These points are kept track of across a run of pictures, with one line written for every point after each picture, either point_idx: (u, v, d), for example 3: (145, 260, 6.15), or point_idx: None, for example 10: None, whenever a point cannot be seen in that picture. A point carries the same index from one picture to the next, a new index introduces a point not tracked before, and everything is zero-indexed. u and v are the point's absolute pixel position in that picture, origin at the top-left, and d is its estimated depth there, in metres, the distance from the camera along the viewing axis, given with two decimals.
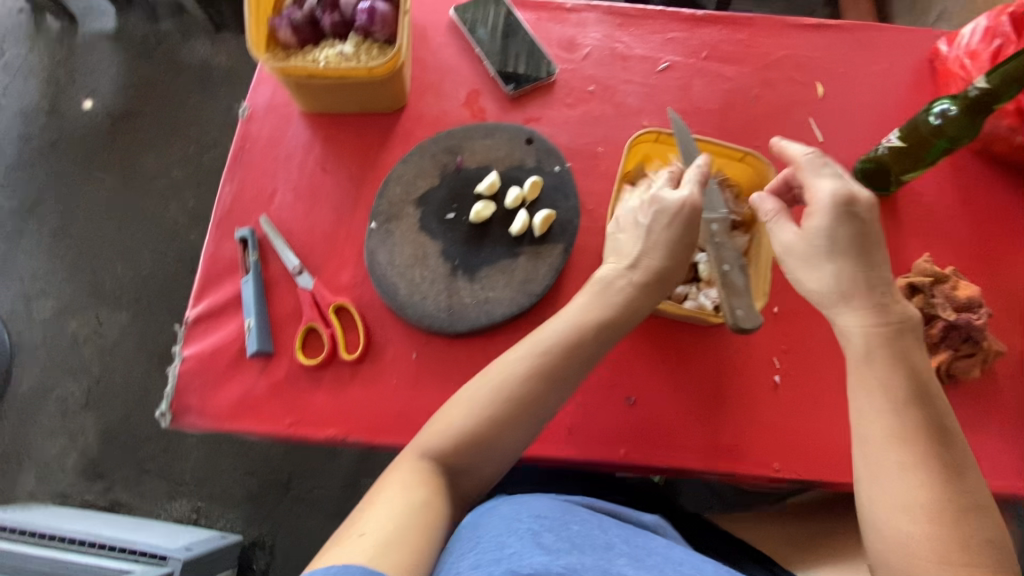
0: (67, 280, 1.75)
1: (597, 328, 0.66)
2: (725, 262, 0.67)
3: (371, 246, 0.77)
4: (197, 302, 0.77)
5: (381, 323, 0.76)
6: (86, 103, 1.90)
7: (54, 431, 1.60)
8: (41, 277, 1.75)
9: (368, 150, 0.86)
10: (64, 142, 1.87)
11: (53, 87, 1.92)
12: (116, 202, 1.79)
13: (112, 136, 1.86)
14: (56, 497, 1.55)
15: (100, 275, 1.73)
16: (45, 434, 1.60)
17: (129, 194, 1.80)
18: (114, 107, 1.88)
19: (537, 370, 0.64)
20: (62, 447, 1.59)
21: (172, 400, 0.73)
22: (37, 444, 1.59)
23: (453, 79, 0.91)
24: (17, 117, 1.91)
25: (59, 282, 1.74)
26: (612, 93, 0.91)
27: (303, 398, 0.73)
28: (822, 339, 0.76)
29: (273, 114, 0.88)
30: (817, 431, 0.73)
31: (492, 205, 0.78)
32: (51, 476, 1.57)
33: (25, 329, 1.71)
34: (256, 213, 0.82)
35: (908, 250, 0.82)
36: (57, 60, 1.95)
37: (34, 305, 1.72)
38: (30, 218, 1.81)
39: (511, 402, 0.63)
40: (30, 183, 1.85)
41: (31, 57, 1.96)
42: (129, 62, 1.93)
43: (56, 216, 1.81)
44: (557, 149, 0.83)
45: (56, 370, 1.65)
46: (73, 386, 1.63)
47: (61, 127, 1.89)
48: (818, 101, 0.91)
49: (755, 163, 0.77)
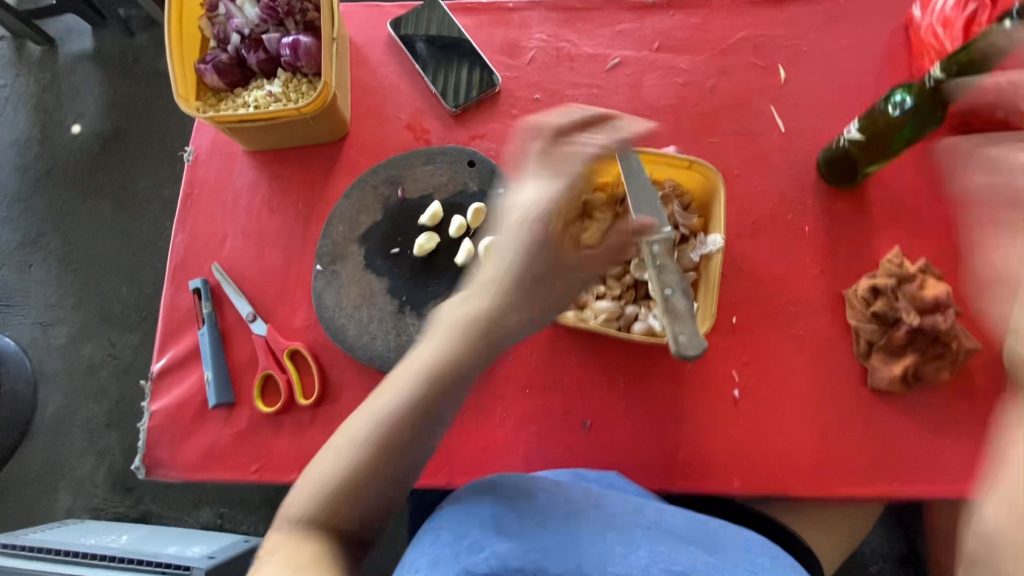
0: (77, 305, 1.68)
1: (468, 345, 0.56)
2: (667, 286, 0.65)
3: (317, 289, 0.77)
4: (159, 357, 0.79)
5: (336, 365, 0.77)
6: (75, 128, 1.81)
7: (82, 451, 1.58)
8: (55, 304, 1.70)
9: (311, 185, 0.85)
10: (59, 170, 1.79)
11: (41, 115, 1.84)
12: (117, 225, 1.73)
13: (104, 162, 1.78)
14: (90, 512, 1.55)
15: (107, 296, 1.68)
16: (75, 453, 1.58)
17: (130, 219, 1.73)
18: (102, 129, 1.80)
19: (409, 400, 0.53)
20: (93, 464, 1.57)
21: (145, 454, 0.76)
22: (70, 462, 1.58)
23: (393, 99, 0.87)
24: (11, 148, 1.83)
25: (70, 308, 1.68)
26: (559, 99, 0.86)
27: (266, 444, 0.75)
28: (780, 347, 0.74)
29: (217, 155, 0.88)
30: (780, 444, 0.71)
31: (436, 236, 0.77)
32: (83, 491, 1.56)
33: (45, 357, 1.66)
34: (209, 262, 0.83)
35: (877, 244, 0.77)
36: (43, 84, 1.85)
37: (50, 331, 1.65)
38: (34, 249, 1.75)
39: (380, 443, 0.52)
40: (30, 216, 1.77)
41: (19, 85, 1.87)
42: (110, 81, 1.84)
43: (59, 243, 1.75)
44: (500, 169, 0.80)
45: (77, 394, 1.61)
46: (94, 408, 1.61)
47: (55, 156, 1.80)
48: (781, 86, 0.85)
49: (703, 169, 0.74)
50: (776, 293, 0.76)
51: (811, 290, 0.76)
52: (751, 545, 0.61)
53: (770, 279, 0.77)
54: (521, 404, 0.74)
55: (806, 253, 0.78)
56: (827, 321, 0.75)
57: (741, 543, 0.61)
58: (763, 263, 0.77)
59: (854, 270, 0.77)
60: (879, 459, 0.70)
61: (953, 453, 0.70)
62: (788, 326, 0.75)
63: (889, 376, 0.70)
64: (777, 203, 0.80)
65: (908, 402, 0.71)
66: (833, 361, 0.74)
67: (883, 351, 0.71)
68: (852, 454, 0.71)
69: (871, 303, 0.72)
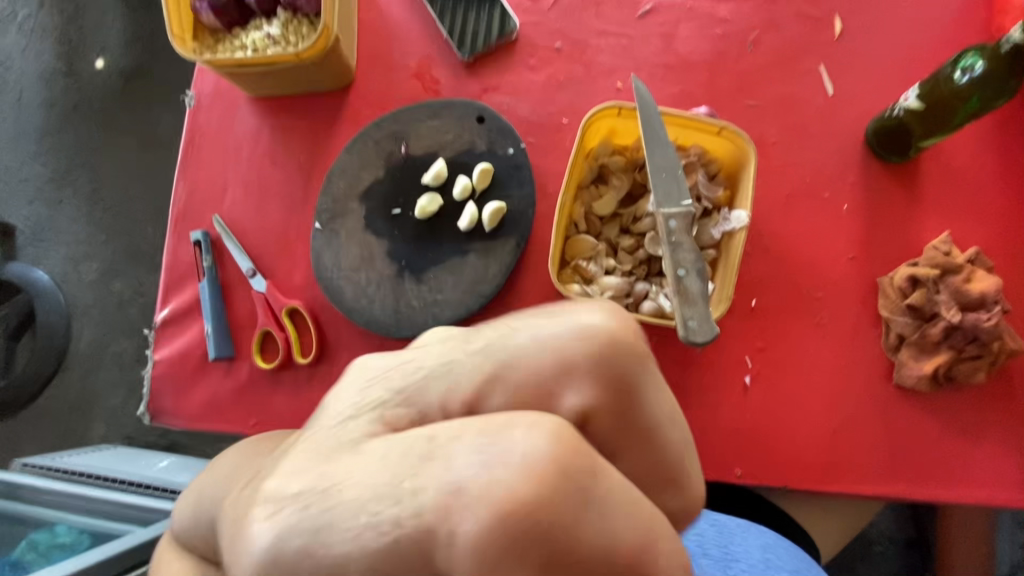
0: (106, 242, 1.57)
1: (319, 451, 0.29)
2: (681, 266, 0.60)
3: (316, 248, 0.75)
4: (162, 307, 0.79)
5: (334, 326, 0.75)
6: (98, 62, 1.60)
7: (115, 384, 1.52)
8: (83, 241, 1.57)
9: (314, 137, 0.81)
10: (85, 106, 1.60)
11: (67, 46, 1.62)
12: (147, 164, 1.56)
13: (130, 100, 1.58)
14: (124, 439, 1.50)
15: (135, 235, 1.55)
16: (108, 386, 1.52)
17: (162, 158, 1.56)
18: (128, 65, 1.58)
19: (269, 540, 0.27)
20: (124, 397, 1.52)
21: (150, 401, 0.77)
22: (102, 394, 1.52)
23: (401, 44, 0.80)
24: (38, 82, 1.63)
25: (100, 245, 1.56)
26: (582, 49, 0.78)
27: (265, 400, 0.75)
28: (801, 335, 0.69)
29: (219, 100, 0.84)
30: (789, 436, 0.68)
31: (438, 197, 0.73)
32: (118, 421, 1.51)
33: (78, 293, 1.56)
34: (210, 213, 0.81)
35: (923, 228, 0.70)
36: (68, 15, 1.62)
37: (83, 266, 1.56)
38: (64, 185, 1.60)
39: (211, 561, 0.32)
40: (61, 153, 1.61)
41: (41, 13, 1.64)
42: (133, 14, 1.58)
43: (88, 179, 1.59)
44: (511, 126, 0.74)
45: (113, 328, 1.53)
46: (126, 343, 1.53)
47: (81, 90, 1.61)
48: (834, 43, 0.75)
49: (733, 137, 0.66)
50: (803, 276, 0.70)
51: (841, 275, 0.70)
52: (769, 557, 0.63)
53: (796, 261, 0.71)
54: None
55: (841, 234, 0.71)
56: (855, 309, 0.69)
57: (756, 554, 0.64)
58: (792, 243, 0.71)
59: (893, 255, 0.70)
60: (895, 459, 0.66)
61: (978, 458, 0.65)
62: (810, 313, 0.70)
63: (917, 374, 0.65)
64: (814, 177, 0.72)
65: (935, 402, 0.66)
66: (857, 353, 0.68)
67: (914, 347, 0.65)
68: (866, 451, 0.67)
69: (908, 294, 0.66)
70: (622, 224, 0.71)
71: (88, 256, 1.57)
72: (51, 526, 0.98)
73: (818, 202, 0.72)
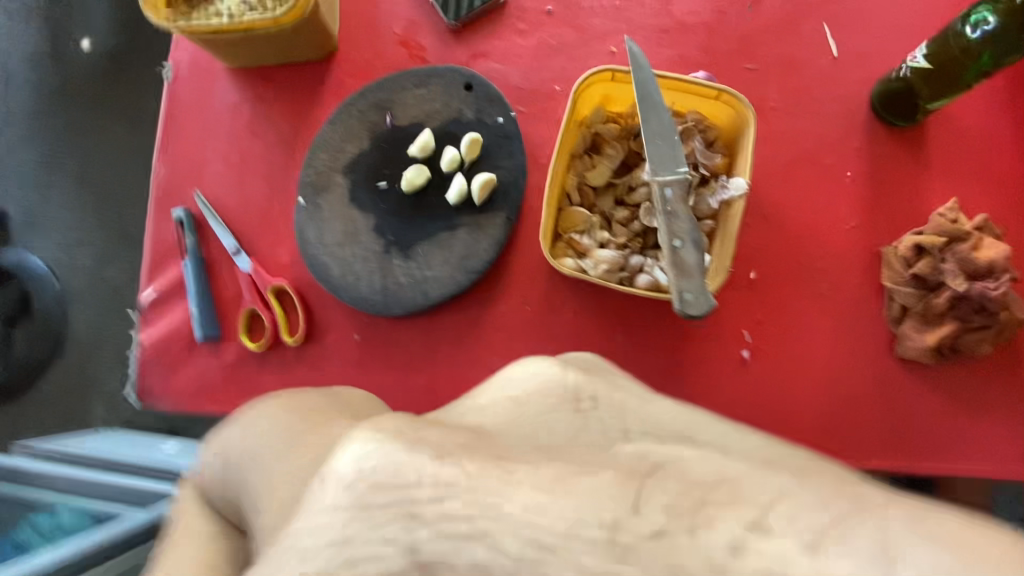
0: (97, 226, 1.54)
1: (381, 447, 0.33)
2: (676, 236, 0.58)
3: (301, 224, 0.73)
4: (146, 288, 0.77)
5: (321, 304, 0.73)
6: (83, 41, 1.55)
7: (112, 366, 1.49)
8: (74, 225, 1.54)
9: (296, 109, 0.78)
10: (73, 88, 1.56)
11: (52, 26, 1.57)
12: (137, 146, 1.53)
13: (118, 81, 1.54)
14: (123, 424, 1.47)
15: (126, 219, 1.53)
16: (105, 369, 1.50)
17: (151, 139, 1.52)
18: (114, 43, 1.53)
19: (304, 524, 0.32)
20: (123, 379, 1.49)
21: (136, 383, 0.76)
22: (99, 377, 1.50)
23: (385, 9, 0.77)
24: (25, 64, 1.59)
25: (91, 228, 1.53)
26: (574, 12, 0.74)
27: (253, 381, 0.74)
28: (801, 307, 0.67)
29: (198, 72, 0.81)
30: (788, 411, 0.66)
31: (426, 169, 0.70)
32: (117, 405, 1.48)
33: (70, 277, 1.53)
34: (193, 190, 0.78)
35: (929, 195, 0.67)
36: None
37: (76, 250, 1.53)
38: (53, 168, 1.56)
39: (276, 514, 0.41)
40: (48, 136, 1.57)
41: None
42: None
43: (77, 162, 1.55)
44: (500, 94, 0.71)
45: (108, 312, 1.51)
46: (122, 327, 1.51)
47: (68, 72, 1.56)
48: (838, 1, 0.71)
49: (732, 101, 0.63)
50: (803, 246, 0.68)
51: (843, 244, 0.67)
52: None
53: (797, 231, 0.68)
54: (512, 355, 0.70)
55: (844, 203, 0.68)
56: (857, 280, 0.67)
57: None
58: (793, 212, 0.68)
59: (898, 224, 0.67)
60: (896, 433, 0.65)
61: (980, 430, 0.64)
62: (811, 284, 0.67)
63: (921, 346, 0.63)
64: (816, 143, 0.69)
65: (938, 374, 0.65)
66: (858, 325, 0.66)
67: (918, 318, 0.63)
68: (867, 426, 0.65)
69: (912, 263, 0.63)
70: (617, 195, 0.69)
71: (81, 240, 1.54)
72: (49, 508, 0.94)
73: (820, 169, 0.69)
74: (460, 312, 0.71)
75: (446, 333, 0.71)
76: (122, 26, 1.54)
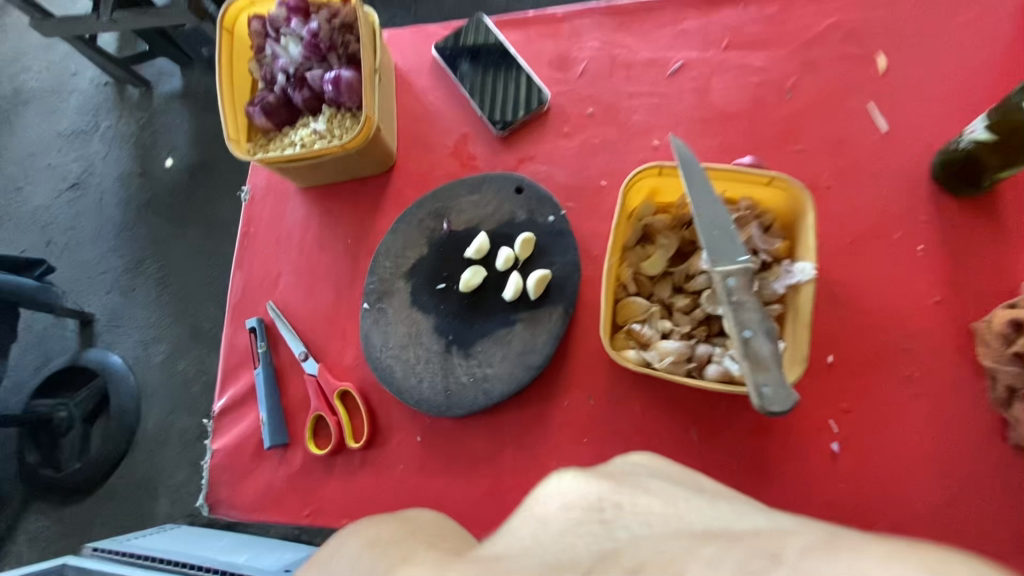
0: (172, 325, 1.65)
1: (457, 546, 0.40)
2: (746, 327, 0.56)
3: (364, 328, 0.75)
4: (220, 396, 0.81)
5: (385, 406, 0.74)
6: (168, 161, 1.74)
7: (178, 463, 1.54)
8: (151, 326, 1.65)
9: (359, 220, 0.83)
10: (156, 203, 1.72)
11: (141, 150, 1.76)
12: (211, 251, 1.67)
13: (197, 194, 1.70)
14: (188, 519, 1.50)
15: (198, 317, 1.64)
16: (172, 465, 1.54)
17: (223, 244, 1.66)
18: (195, 163, 1.72)
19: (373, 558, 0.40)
20: (188, 474, 1.54)
21: (208, 492, 0.77)
22: (166, 473, 1.54)
23: (438, 125, 0.83)
24: (116, 183, 1.76)
25: (167, 328, 1.64)
26: (614, 112, 0.78)
27: (319, 487, 0.74)
28: (889, 392, 0.62)
29: (273, 193, 0.89)
30: (892, 510, 0.60)
31: (482, 270, 0.72)
32: (182, 499, 1.53)
33: (146, 375, 1.62)
34: (266, 300, 0.84)
35: (1015, 265, 0.63)
36: (141, 123, 1.78)
37: (153, 349, 1.62)
38: (135, 275, 1.69)
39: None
40: (133, 246, 1.72)
41: (117, 124, 1.79)
42: (201, 118, 1.74)
43: (157, 268, 1.69)
44: (549, 194, 0.74)
45: (178, 407, 1.58)
46: (191, 421, 1.57)
47: (152, 188, 1.73)
48: (880, 80, 0.72)
49: (786, 186, 0.63)
50: (882, 326, 0.64)
51: (927, 322, 0.63)
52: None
53: (872, 310, 0.65)
54: (579, 454, 0.68)
55: (919, 278, 0.65)
56: (948, 359, 0.62)
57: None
58: (864, 290, 0.65)
59: (985, 297, 0.63)
60: None
61: None
62: (897, 367, 0.63)
63: None
64: (879, 218, 0.67)
65: None
66: (960, 410, 0.61)
67: None
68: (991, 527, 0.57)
69: (1012, 341, 0.58)
70: (675, 283, 0.68)
71: (158, 340, 1.64)
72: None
73: (887, 244, 0.66)
74: (522, 409, 0.70)
75: (509, 433, 0.70)
76: (202, 146, 1.73)
